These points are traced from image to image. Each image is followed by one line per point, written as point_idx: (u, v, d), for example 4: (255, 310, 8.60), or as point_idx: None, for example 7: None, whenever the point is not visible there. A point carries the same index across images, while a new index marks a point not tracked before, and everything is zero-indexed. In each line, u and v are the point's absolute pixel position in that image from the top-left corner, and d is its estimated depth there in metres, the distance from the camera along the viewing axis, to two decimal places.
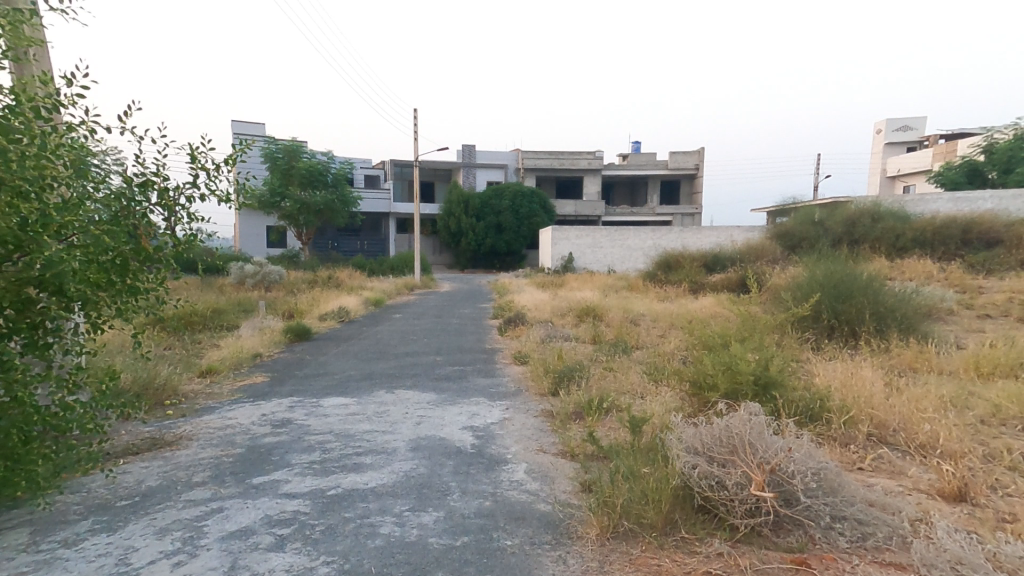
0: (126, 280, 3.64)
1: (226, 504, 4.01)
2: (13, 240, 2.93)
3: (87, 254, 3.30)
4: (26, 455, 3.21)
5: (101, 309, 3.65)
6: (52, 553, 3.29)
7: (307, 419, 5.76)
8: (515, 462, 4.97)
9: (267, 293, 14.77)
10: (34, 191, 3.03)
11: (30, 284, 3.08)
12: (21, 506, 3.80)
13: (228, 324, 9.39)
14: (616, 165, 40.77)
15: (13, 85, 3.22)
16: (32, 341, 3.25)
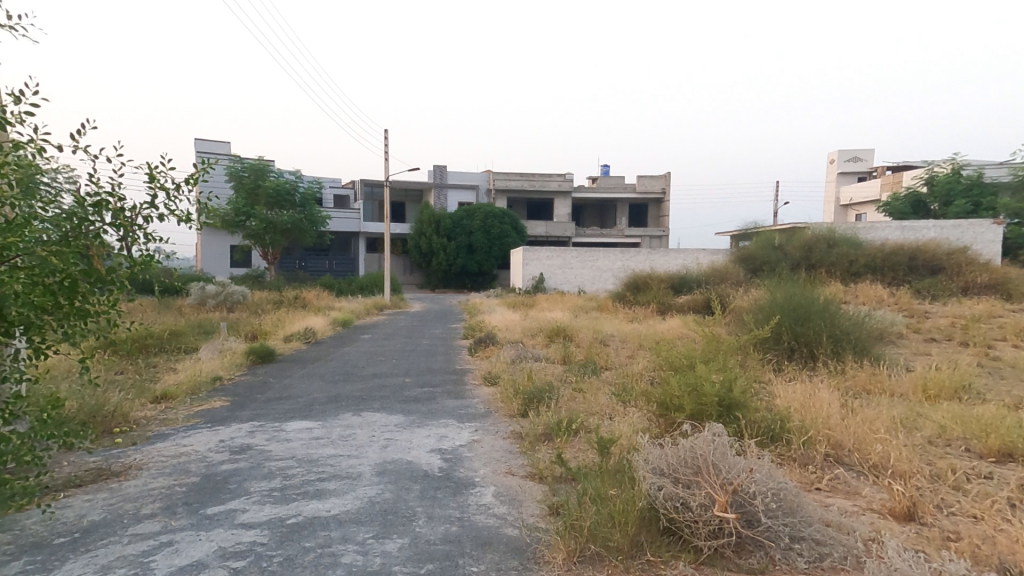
0: (74, 303, 3.53)
1: (176, 537, 3.84)
2: None
3: (32, 276, 3.22)
4: None
5: (46, 332, 3.52)
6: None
7: (269, 444, 5.58)
8: (482, 486, 4.91)
9: (229, 314, 14.32)
10: None
11: None
12: None
13: (187, 346, 9.07)
14: (587, 188, 41.49)
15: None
16: None
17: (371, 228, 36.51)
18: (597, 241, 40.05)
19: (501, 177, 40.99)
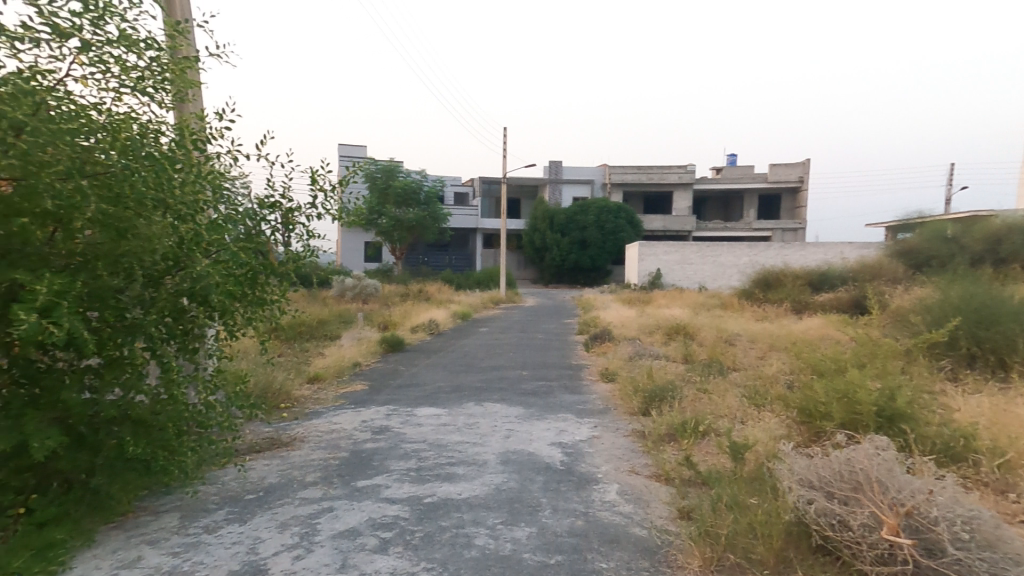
0: (255, 291, 4.12)
1: (335, 505, 4.28)
2: (173, 256, 3.52)
3: (228, 267, 3.85)
4: (180, 448, 3.72)
5: (236, 317, 4.09)
6: (196, 538, 3.66)
7: (403, 427, 5.99)
8: (605, 483, 4.85)
9: (364, 305, 15.71)
10: (189, 214, 3.62)
11: (184, 295, 3.59)
12: (174, 492, 4.28)
13: (331, 333, 10.04)
14: (711, 179, 39.57)
15: (174, 125, 3.83)
16: (183, 345, 3.78)
17: (488, 225, 37.83)
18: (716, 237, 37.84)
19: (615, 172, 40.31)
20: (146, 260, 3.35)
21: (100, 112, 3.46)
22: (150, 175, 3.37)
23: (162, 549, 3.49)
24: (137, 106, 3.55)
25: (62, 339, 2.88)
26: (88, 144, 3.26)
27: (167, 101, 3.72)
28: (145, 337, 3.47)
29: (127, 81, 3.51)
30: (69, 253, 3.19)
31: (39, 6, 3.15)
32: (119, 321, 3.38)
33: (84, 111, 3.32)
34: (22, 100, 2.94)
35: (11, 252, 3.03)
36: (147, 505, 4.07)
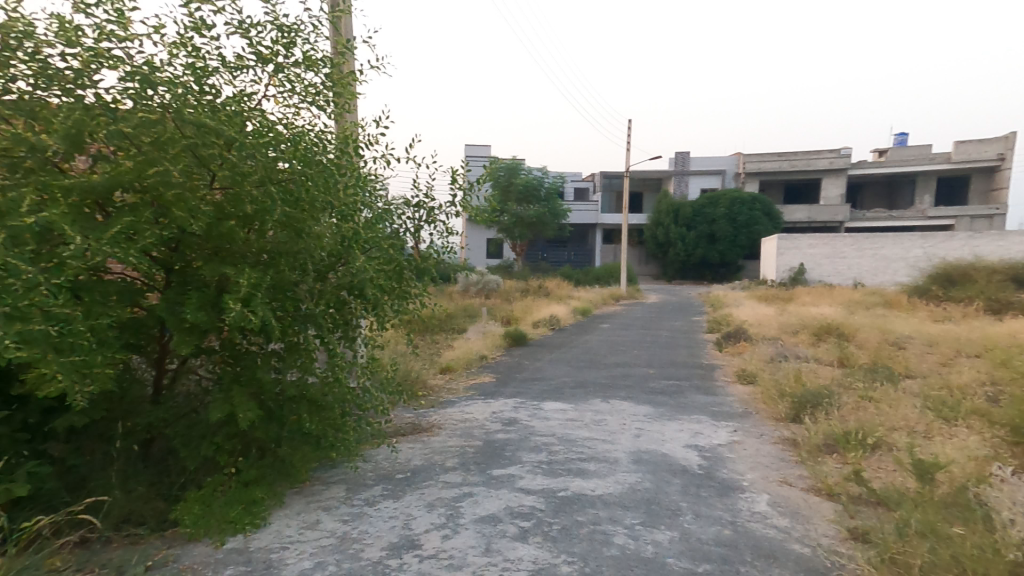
0: (401, 286, 4.43)
1: (474, 490, 4.36)
2: (337, 252, 3.86)
3: (380, 263, 4.16)
4: (344, 427, 4.11)
5: (387, 311, 4.38)
6: (360, 509, 4.03)
7: (531, 420, 5.99)
8: (753, 492, 4.39)
9: (488, 300, 16.23)
10: (351, 214, 3.97)
11: (345, 288, 3.97)
12: (339, 468, 4.76)
13: (457, 327, 10.46)
14: (872, 163, 35.62)
15: (336, 133, 4.28)
16: (344, 334, 4.13)
17: (608, 221, 37.29)
18: (875, 227, 34.29)
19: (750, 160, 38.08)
20: (317, 255, 3.70)
21: (286, 127, 3.84)
22: (321, 179, 3.71)
23: (334, 516, 3.92)
24: (310, 119, 3.99)
25: (257, 326, 3.28)
26: (274, 156, 3.60)
27: (331, 115, 4.16)
28: (315, 325, 3.86)
29: (303, 95, 3.94)
30: (260, 249, 3.59)
31: (250, 38, 3.59)
32: (296, 311, 3.76)
33: (274, 126, 3.70)
34: (233, 120, 3.43)
35: (222, 249, 3.50)
36: (320, 476, 4.59)
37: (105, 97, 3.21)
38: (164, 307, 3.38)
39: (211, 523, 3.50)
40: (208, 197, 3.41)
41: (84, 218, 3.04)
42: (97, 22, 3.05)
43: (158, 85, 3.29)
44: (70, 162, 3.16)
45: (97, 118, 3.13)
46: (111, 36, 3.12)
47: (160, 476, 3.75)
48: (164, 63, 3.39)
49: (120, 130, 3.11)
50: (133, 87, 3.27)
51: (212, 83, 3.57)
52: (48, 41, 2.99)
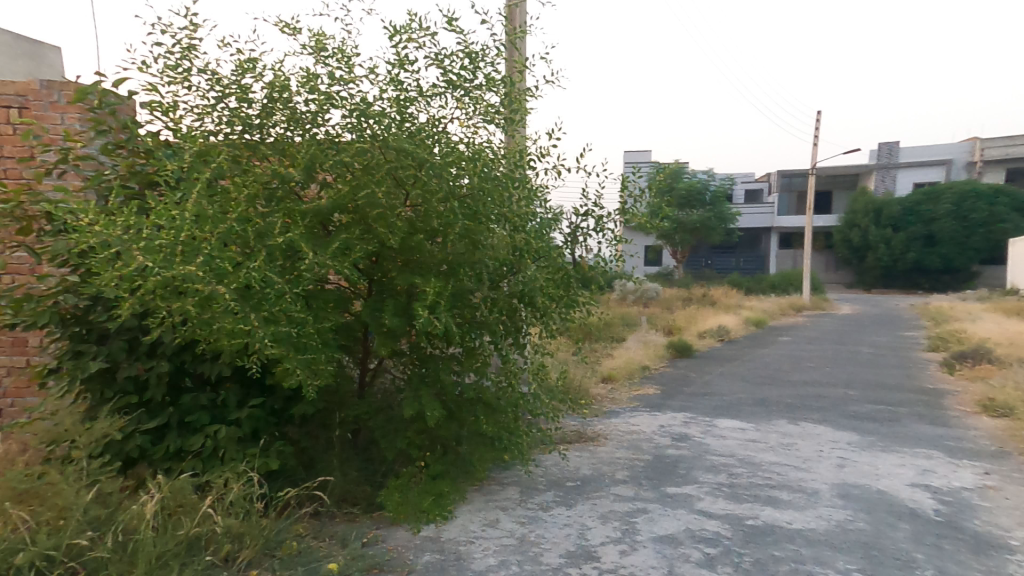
0: (568, 295, 4.40)
1: (649, 507, 4.18)
2: (508, 263, 3.97)
3: (549, 271, 4.26)
4: (516, 431, 4.27)
5: (554, 319, 4.37)
6: (536, 513, 4.11)
7: (705, 438, 5.60)
8: (1020, 555, 3.53)
9: (649, 309, 15.76)
10: (523, 225, 4.05)
11: (516, 297, 4.06)
12: (512, 469, 4.93)
13: (616, 335, 10.32)
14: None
15: (510, 146, 4.35)
16: (515, 340, 4.20)
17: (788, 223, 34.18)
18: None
19: (986, 146, 32.27)
20: (491, 264, 3.89)
21: (466, 145, 4.03)
22: (496, 193, 3.88)
23: (511, 516, 4.06)
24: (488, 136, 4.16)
25: (441, 331, 3.54)
26: (456, 174, 3.77)
27: (504, 133, 4.32)
28: (490, 331, 4.03)
29: (483, 114, 4.14)
30: (441, 259, 3.80)
31: (443, 67, 3.91)
32: (470, 319, 3.97)
33: (456, 146, 3.91)
34: (423, 142, 3.73)
35: (411, 259, 3.81)
36: (495, 476, 4.79)
37: (330, 131, 3.72)
38: (368, 313, 3.79)
39: (408, 511, 3.81)
40: (403, 213, 3.66)
41: (312, 235, 3.54)
42: (329, 70, 3.57)
43: (371, 116, 3.73)
44: (305, 188, 3.60)
45: (326, 151, 3.62)
46: (338, 80, 3.63)
47: (367, 462, 4.22)
48: (375, 100, 3.81)
49: (342, 160, 3.54)
50: (353, 121, 3.76)
51: (412, 111, 3.93)
52: (295, 90, 3.59)
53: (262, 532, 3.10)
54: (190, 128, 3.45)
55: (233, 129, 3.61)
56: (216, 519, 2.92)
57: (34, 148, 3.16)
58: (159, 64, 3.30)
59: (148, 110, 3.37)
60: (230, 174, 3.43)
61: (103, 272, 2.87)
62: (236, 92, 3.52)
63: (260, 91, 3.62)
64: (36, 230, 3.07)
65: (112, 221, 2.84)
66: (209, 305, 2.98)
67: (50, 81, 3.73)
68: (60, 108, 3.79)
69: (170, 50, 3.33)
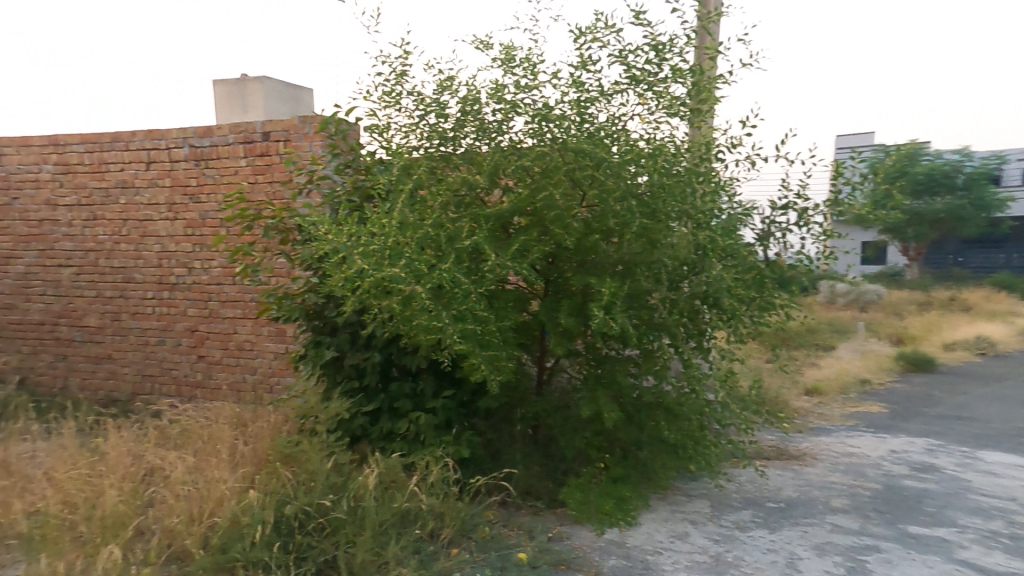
0: (762, 296, 3.92)
1: (883, 546, 3.46)
2: (690, 262, 3.69)
3: (738, 271, 3.83)
4: (703, 440, 3.95)
5: (743, 322, 3.93)
6: (732, 532, 3.70)
7: (963, 473, 4.47)
8: None
9: (870, 316, 13.29)
10: (710, 222, 3.74)
11: (696, 298, 3.77)
12: (699, 481, 4.56)
13: (824, 343, 8.93)
14: None
15: (695, 140, 4.05)
16: (697, 343, 3.91)
17: None
18: None
19: None
20: (670, 264, 3.66)
21: (646, 142, 3.84)
22: (677, 189, 3.65)
23: (702, 532, 3.72)
24: (669, 130, 3.90)
25: (617, 333, 3.44)
26: (635, 172, 3.65)
27: (688, 125, 4.01)
28: (669, 335, 3.77)
29: (666, 107, 3.91)
30: (616, 260, 3.68)
31: (626, 62, 3.84)
32: (648, 321, 3.77)
33: (635, 143, 3.77)
34: (600, 142, 3.67)
35: (586, 261, 3.74)
36: (680, 486, 4.47)
37: (514, 138, 3.83)
38: (544, 313, 3.78)
39: (591, 512, 3.75)
40: (579, 215, 3.61)
41: (495, 238, 3.65)
42: (516, 79, 3.75)
43: (553, 120, 3.74)
44: (489, 195, 3.73)
45: (508, 156, 3.73)
46: (523, 87, 3.78)
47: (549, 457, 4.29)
48: (557, 103, 3.81)
49: (522, 165, 3.63)
50: (535, 126, 3.78)
51: (592, 111, 3.88)
52: (485, 102, 3.85)
53: (458, 515, 3.36)
54: (398, 145, 3.91)
55: (432, 143, 3.97)
56: (421, 497, 3.25)
57: (292, 174, 3.93)
58: (377, 91, 3.82)
59: (369, 133, 3.89)
60: (427, 183, 3.69)
61: (334, 274, 3.39)
62: (435, 109, 3.92)
63: (455, 105, 3.94)
64: (291, 240, 3.75)
65: (339, 231, 3.33)
66: (410, 304, 3.29)
67: (304, 115, 4.36)
68: (310, 137, 4.43)
69: (387, 79, 3.82)
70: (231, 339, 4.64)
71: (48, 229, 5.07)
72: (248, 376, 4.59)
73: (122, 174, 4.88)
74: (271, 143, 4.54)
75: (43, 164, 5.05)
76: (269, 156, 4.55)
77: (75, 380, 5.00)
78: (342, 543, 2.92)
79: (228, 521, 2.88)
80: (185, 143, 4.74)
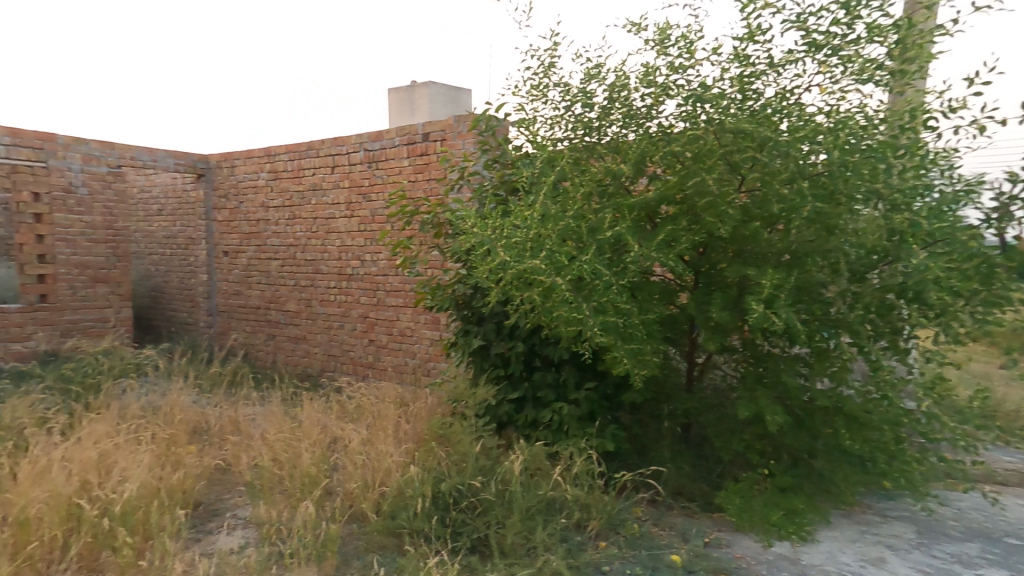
0: (991, 290, 3.06)
1: None
2: (881, 249, 3.07)
3: (951, 260, 3.05)
4: (904, 456, 3.31)
5: (959, 319, 3.13)
6: (948, 565, 3.04)
7: None
8: None
9: None
10: (908, 202, 3.06)
11: (890, 291, 3.10)
12: (897, 500, 3.86)
13: None
14: None
15: (893, 109, 3.29)
16: (894, 345, 3.21)
17: None
18: None
19: None
20: (853, 253, 3.10)
21: (825, 116, 3.23)
22: (868, 166, 3.04)
23: (906, 560, 3.10)
24: (859, 102, 3.20)
25: (781, 329, 2.97)
26: (808, 150, 3.11)
27: (888, 91, 3.26)
28: (850, 333, 3.17)
29: (857, 72, 3.19)
30: (781, 249, 3.21)
31: (806, 27, 3.22)
32: (824, 316, 3.19)
33: (812, 118, 3.20)
34: (766, 119, 3.16)
35: (743, 250, 3.30)
36: (871, 504, 3.82)
37: (664, 123, 3.51)
38: (692, 306, 3.42)
39: (755, 520, 3.34)
40: (736, 201, 3.19)
41: (639, 230, 3.37)
42: (670, 59, 3.42)
43: (707, 100, 3.28)
44: (634, 183, 3.44)
45: (658, 143, 3.41)
46: (678, 67, 3.44)
47: (704, 458, 3.97)
48: (715, 82, 3.37)
49: (671, 150, 3.29)
50: (687, 109, 3.39)
51: (757, 87, 3.36)
52: (635, 86, 3.58)
53: (606, 508, 3.27)
54: (543, 138, 3.81)
55: (577, 134, 3.77)
56: (566, 487, 3.23)
57: (445, 170, 3.95)
58: (524, 86, 3.79)
59: (517, 127, 3.89)
60: (570, 176, 3.53)
61: (479, 266, 3.37)
62: (581, 98, 3.75)
63: (602, 92, 3.69)
64: (444, 234, 3.78)
65: (485, 224, 3.33)
66: (551, 294, 3.20)
67: (459, 114, 4.56)
68: (463, 135, 4.60)
69: (534, 72, 3.77)
70: (395, 326, 5.14)
71: (262, 228, 6.13)
72: (409, 359, 5.05)
73: (314, 178, 5.66)
74: (431, 143, 4.85)
75: (260, 172, 6.10)
76: (429, 155, 4.87)
77: (281, 355, 6.01)
78: (493, 523, 3.03)
79: (395, 491, 3.14)
80: (361, 147, 5.31)
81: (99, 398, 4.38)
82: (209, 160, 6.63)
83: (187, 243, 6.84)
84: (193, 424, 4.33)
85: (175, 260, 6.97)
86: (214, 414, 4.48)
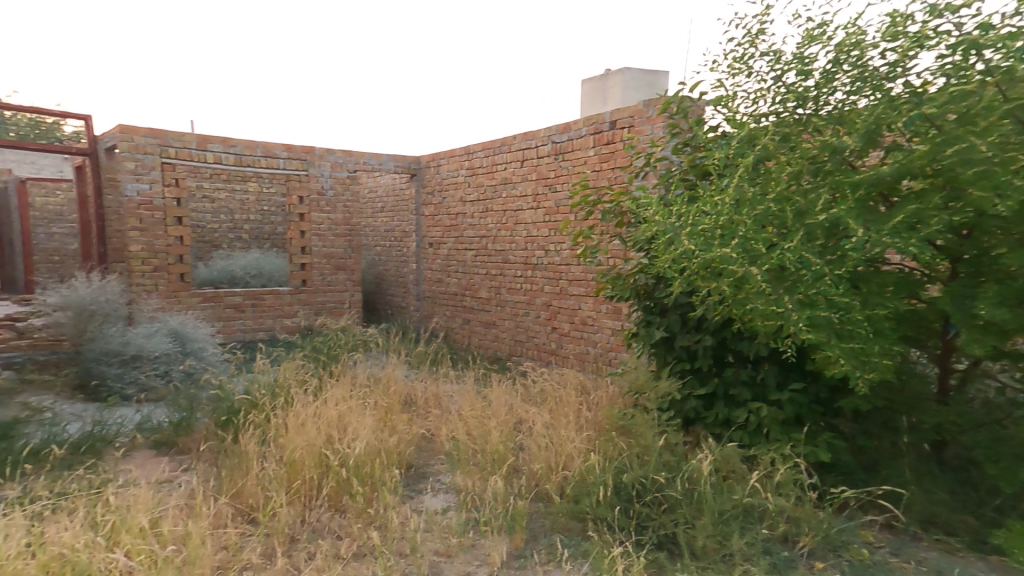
0: None
1: None
2: None
3: None
4: None
5: None
6: None
7: None
8: None
9: None
10: None
11: None
12: None
13: None
14: None
15: None
16: None
17: None
18: None
19: None
20: None
21: None
22: None
23: None
24: None
25: None
26: None
27: None
28: None
29: None
30: None
31: None
32: None
33: None
34: None
35: None
36: None
37: (914, 83, 2.75)
38: (948, 300, 2.76)
39: None
40: None
41: (866, 212, 2.76)
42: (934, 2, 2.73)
43: (989, 44, 2.51)
44: (863, 158, 2.82)
45: (901, 106, 2.68)
46: (945, 11, 2.69)
47: (963, 486, 3.17)
48: (1004, 20, 2.58)
49: (922, 114, 2.57)
50: (954, 60, 2.64)
51: None
52: (872, 40, 2.81)
53: (821, 526, 2.85)
54: (743, 115, 3.24)
55: (786, 107, 3.10)
56: (767, 494, 2.87)
57: (630, 156, 3.60)
58: (724, 58, 3.28)
59: (713, 107, 3.36)
60: (776, 155, 2.96)
61: (661, 255, 3.18)
62: (796, 66, 3.12)
63: (825, 56, 2.99)
64: (626, 223, 3.61)
65: (669, 212, 3.12)
66: (744, 285, 2.88)
67: (649, 99, 4.39)
68: (652, 120, 4.45)
69: (738, 41, 3.24)
70: (576, 315, 5.24)
71: (460, 221, 6.77)
72: (590, 348, 5.09)
73: (506, 172, 6.03)
74: (618, 131, 4.78)
75: (460, 170, 6.73)
76: (615, 143, 4.80)
77: (475, 339, 6.59)
78: (680, 522, 2.85)
79: (578, 476, 3.22)
80: (549, 140, 5.47)
81: (339, 367, 5.37)
82: (421, 160, 7.40)
83: (401, 236, 7.95)
84: (405, 396, 5.03)
85: (393, 251, 8.16)
86: (419, 388, 5.14)
